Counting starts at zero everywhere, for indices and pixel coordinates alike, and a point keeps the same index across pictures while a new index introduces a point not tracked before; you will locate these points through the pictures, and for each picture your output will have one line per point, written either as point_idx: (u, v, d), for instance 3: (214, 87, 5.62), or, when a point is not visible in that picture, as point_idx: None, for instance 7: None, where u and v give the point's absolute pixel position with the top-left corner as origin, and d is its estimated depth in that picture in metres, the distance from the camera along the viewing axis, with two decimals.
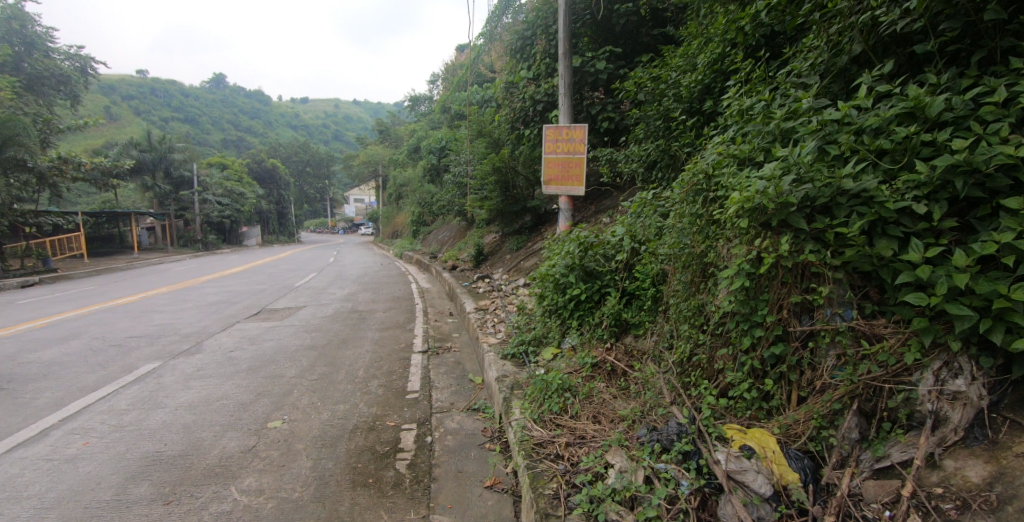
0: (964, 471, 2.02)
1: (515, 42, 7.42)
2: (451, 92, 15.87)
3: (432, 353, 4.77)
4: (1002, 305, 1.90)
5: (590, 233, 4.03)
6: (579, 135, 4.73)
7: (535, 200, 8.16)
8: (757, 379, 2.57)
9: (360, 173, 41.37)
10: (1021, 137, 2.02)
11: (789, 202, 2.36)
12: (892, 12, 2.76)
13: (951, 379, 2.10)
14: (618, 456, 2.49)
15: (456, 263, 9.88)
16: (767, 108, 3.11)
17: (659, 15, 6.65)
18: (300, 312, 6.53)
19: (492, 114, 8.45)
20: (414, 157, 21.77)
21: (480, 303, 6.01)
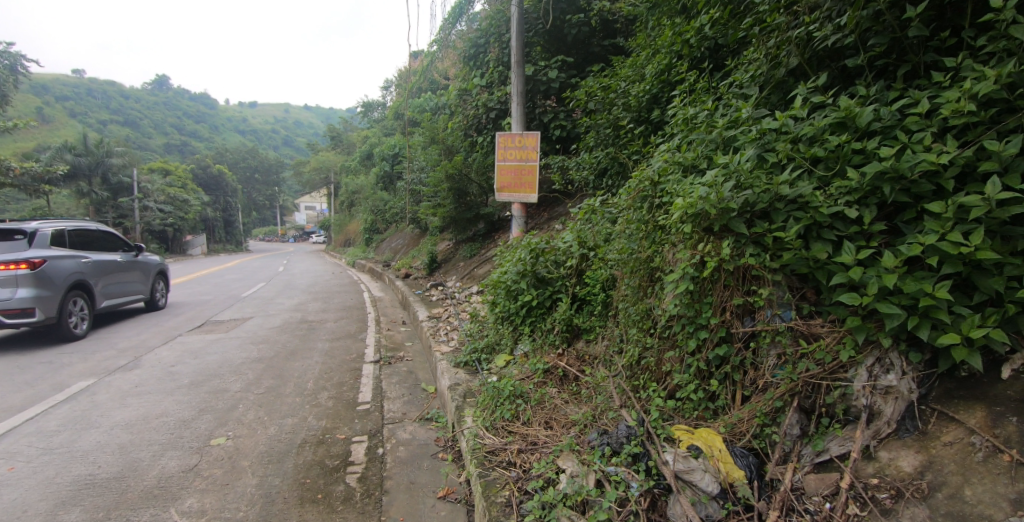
0: (898, 461, 2.13)
1: (468, 50, 7.47)
2: (402, 98, 15.72)
3: (384, 363, 4.66)
4: (928, 303, 2.02)
5: (541, 239, 4.03)
6: (531, 142, 4.76)
7: (489, 207, 8.16)
8: (703, 380, 2.62)
9: (315, 179, 40.37)
10: (942, 146, 2.16)
11: (729, 207, 2.44)
12: (824, 27, 2.91)
13: (884, 374, 2.21)
14: (569, 460, 2.48)
15: (411, 271, 9.75)
16: (710, 118, 3.21)
17: (608, 27, 6.82)
18: (247, 323, 6.27)
19: (446, 121, 8.41)
20: (367, 164, 21.43)
21: (433, 311, 5.93)
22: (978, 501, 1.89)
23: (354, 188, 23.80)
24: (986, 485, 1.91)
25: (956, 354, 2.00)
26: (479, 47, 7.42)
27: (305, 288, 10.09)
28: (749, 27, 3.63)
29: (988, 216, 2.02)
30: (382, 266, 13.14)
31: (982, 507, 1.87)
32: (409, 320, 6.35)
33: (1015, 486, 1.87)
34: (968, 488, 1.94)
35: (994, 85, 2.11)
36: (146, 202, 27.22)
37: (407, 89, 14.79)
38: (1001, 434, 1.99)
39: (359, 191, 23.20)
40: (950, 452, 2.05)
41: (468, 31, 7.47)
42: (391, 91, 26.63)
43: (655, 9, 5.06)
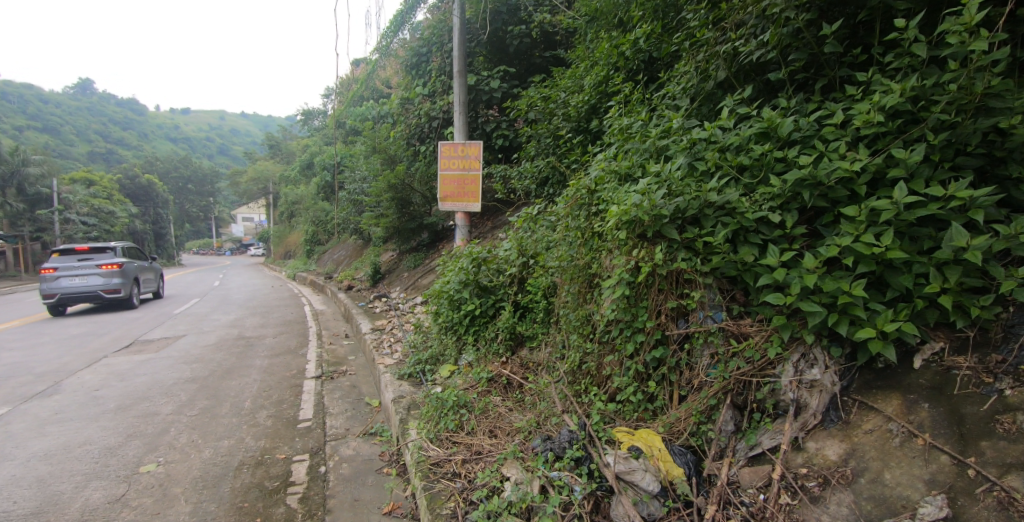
0: (824, 450, 2.26)
1: (410, 58, 7.48)
2: (342, 105, 15.36)
3: (326, 378, 4.52)
4: (846, 301, 2.17)
5: (483, 248, 4.03)
6: (474, 152, 4.78)
7: (433, 217, 8.11)
8: (642, 382, 2.69)
9: (255, 190, 38.79)
10: (854, 154, 2.33)
11: (662, 214, 2.54)
12: (748, 43, 3.08)
13: (808, 369, 2.35)
14: (513, 468, 2.49)
15: (354, 283, 9.49)
16: (644, 128, 3.33)
17: (549, 38, 6.95)
18: (180, 341, 5.94)
19: (389, 130, 8.33)
20: (307, 174, 20.87)
21: (377, 323, 5.82)
22: (897, 483, 2.05)
23: (293, 198, 22.98)
24: (903, 468, 2.07)
25: (873, 347, 2.15)
26: (421, 56, 7.43)
27: (241, 303, 9.63)
28: (679, 42, 3.81)
29: (897, 218, 2.19)
30: (324, 278, 12.74)
31: (901, 489, 2.02)
32: (352, 333, 6.19)
33: (928, 468, 2.04)
34: (887, 472, 2.09)
35: (899, 99, 2.31)
36: (67, 213, 25.20)
37: (348, 96, 14.49)
38: (914, 420, 2.16)
39: (298, 201, 22.42)
40: (871, 440, 2.20)
41: (409, 40, 7.45)
42: (332, 99, 26.04)
43: (593, 23, 5.21)
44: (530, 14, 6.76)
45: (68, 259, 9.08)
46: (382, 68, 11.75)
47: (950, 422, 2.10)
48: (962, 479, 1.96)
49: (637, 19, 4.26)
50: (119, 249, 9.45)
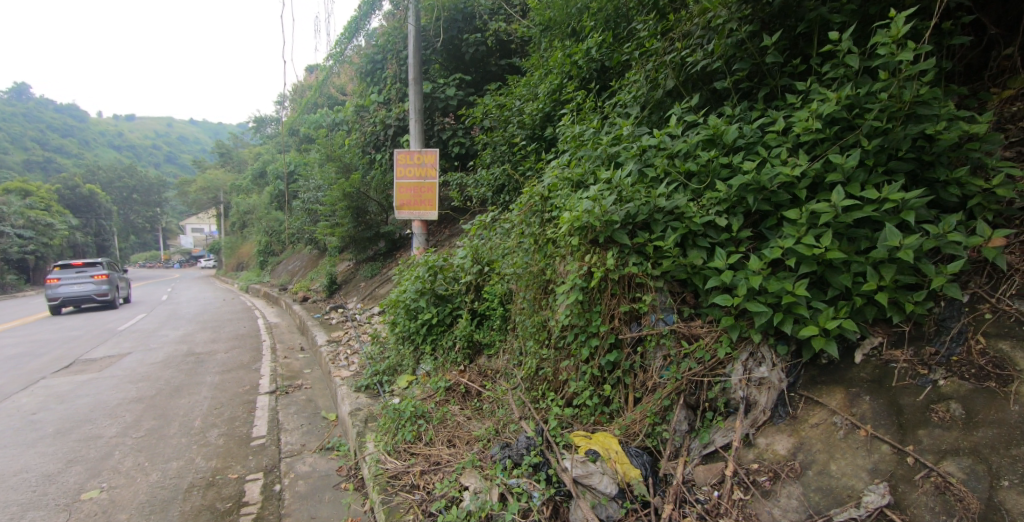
0: (774, 445, 2.34)
1: (365, 65, 7.41)
2: (297, 112, 15.01)
3: (281, 393, 4.39)
4: (790, 301, 2.25)
5: (439, 257, 3.99)
6: (430, 159, 4.76)
7: (389, 225, 8.02)
8: (598, 385, 2.73)
9: (208, 200, 37.51)
10: (795, 160, 2.42)
11: (612, 220, 2.58)
12: (695, 53, 3.18)
13: (757, 367, 2.42)
14: (472, 477, 2.48)
15: (310, 294, 9.24)
16: (595, 135, 3.39)
17: (505, 47, 7.00)
18: (125, 359, 5.66)
19: (344, 138, 8.18)
20: (261, 183, 20.30)
21: (333, 335, 5.69)
22: (842, 473, 2.13)
23: (245, 208, 22.17)
24: (848, 459, 2.16)
25: (816, 344, 2.24)
26: (376, 64, 7.36)
27: (191, 317, 9.22)
28: (630, 52, 3.90)
29: (836, 220, 2.29)
30: (279, 289, 12.35)
31: (846, 479, 2.11)
32: (308, 346, 6.03)
33: (871, 457, 2.13)
34: (833, 463, 2.17)
35: (835, 107, 2.42)
36: (2, 226, 23.71)
37: (302, 104, 14.25)
38: (857, 412, 2.26)
39: (251, 211, 21.67)
40: (817, 433, 2.29)
41: (364, 47, 7.36)
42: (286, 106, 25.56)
43: (547, 33, 5.29)
44: (485, 22, 6.79)
45: (70, 272, 11.51)
46: (336, 75, 11.54)
47: (889, 413, 2.21)
48: (902, 466, 2.06)
49: (589, 29, 4.34)
50: (108, 261, 11.83)
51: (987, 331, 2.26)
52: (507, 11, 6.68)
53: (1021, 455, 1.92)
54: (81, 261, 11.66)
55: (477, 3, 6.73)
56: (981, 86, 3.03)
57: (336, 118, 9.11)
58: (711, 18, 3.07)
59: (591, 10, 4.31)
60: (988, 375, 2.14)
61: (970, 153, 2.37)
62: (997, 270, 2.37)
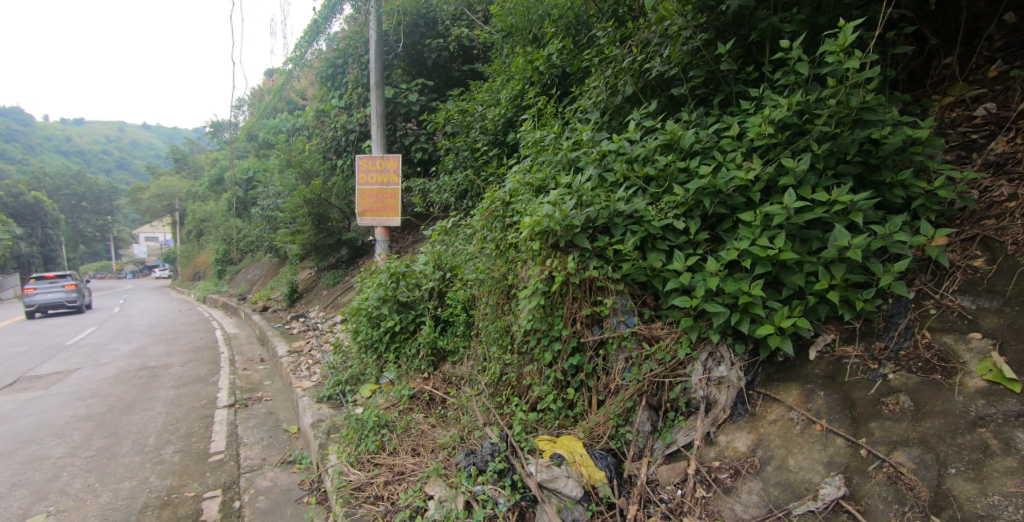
0: (734, 442, 2.38)
1: (326, 70, 7.30)
2: (258, 117, 14.64)
3: (240, 407, 4.26)
4: (746, 301, 2.29)
5: (401, 263, 3.93)
6: (392, 165, 4.71)
7: (352, 232, 7.88)
8: (562, 389, 2.74)
9: (166, 208, 36.24)
10: (749, 164, 2.48)
11: (573, 224, 2.60)
12: (653, 60, 3.22)
13: (716, 367, 2.46)
14: (437, 486, 2.46)
15: (270, 304, 8.90)
16: (556, 141, 3.41)
17: (467, 52, 7.02)
18: (73, 376, 5.40)
19: (305, 143, 8.01)
20: (218, 190, 19.69)
21: (294, 345, 5.55)
22: (800, 468, 2.19)
23: (201, 216, 21.44)
24: (805, 453, 2.22)
25: (772, 342, 2.29)
26: (337, 68, 7.25)
27: (145, 330, 8.84)
28: (590, 59, 3.93)
29: (788, 221, 2.35)
30: (237, 298, 11.88)
31: (803, 473, 2.16)
32: (268, 357, 5.86)
33: (827, 451, 2.19)
34: (791, 458, 2.22)
35: (787, 112, 2.48)
36: None
37: (262, 108, 13.96)
38: (813, 407, 2.33)
39: (207, 218, 20.89)
40: (776, 429, 2.34)
41: (324, 50, 7.27)
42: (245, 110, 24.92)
43: (509, 39, 5.31)
44: (448, 28, 6.79)
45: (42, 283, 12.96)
46: (297, 79, 11.30)
47: (843, 407, 2.27)
48: (856, 458, 2.12)
49: (550, 35, 4.43)
50: (77, 274, 13.50)
51: (932, 325, 2.35)
52: (469, 17, 6.70)
53: (966, 443, 2.00)
54: (54, 275, 13.33)
55: (439, 8, 6.73)
56: (923, 93, 3.19)
57: (297, 123, 8.91)
58: (668, 26, 3.12)
59: (552, 18, 4.44)
60: (934, 368, 2.23)
61: (914, 156, 2.47)
62: (940, 268, 2.49)
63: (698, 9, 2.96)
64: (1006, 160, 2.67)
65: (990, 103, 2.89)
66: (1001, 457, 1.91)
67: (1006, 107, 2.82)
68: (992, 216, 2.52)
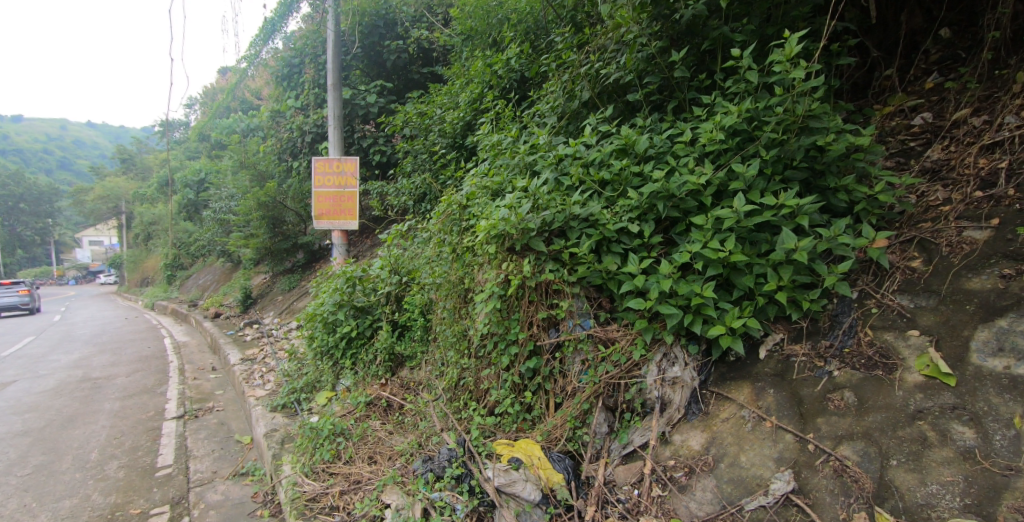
0: (689, 441, 2.43)
1: (281, 69, 7.13)
2: (212, 115, 14.11)
3: (190, 418, 4.11)
4: (698, 303, 2.34)
5: (358, 267, 3.87)
6: (350, 168, 4.64)
7: (307, 235, 7.70)
8: (519, 393, 2.74)
9: (117, 210, 34.60)
10: (701, 168, 2.53)
11: (528, 228, 2.60)
12: (609, 66, 3.26)
13: (670, 368, 2.50)
14: (393, 494, 2.43)
15: (221, 310, 8.54)
16: (513, 144, 3.42)
17: (427, 55, 7.00)
18: (7, 389, 5.09)
19: (259, 144, 7.77)
20: (169, 191, 18.92)
21: (247, 353, 5.38)
22: (751, 464, 2.24)
23: (150, 219, 20.48)
24: (755, 450, 2.28)
25: (723, 342, 2.35)
26: (293, 67, 7.08)
27: (89, 339, 8.39)
28: (547, 64, 3.96)
29: (738, 224, 2.42)
30: (187, 304, 11.34)
31: (755, 469, 2.22)
32: (220, 366, 5.66)
33: (777, 447, 2.25)
34: (743, 455, 2.28)
35: (737, 119, 2.54)
36: None
37: (215, 107, 13.49)
38: (763, 405, 2.39)
39: (156, 221, 19.98)
40: (728, 427, 2.40)
41: (281, 49, 7.10)
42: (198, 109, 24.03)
43: (468, 42, 5.30)
44: (407, 29, 6.74)
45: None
46: (251, 77, 10.95)
47: (791, 404, 2.35)
48: (804, 453, 2.19)
49: (509, 40, 4.45)
50: (32, 280, 13.80)
51: (874, 323, 2.45)
52: (429, 19, 6.68)
53: (906, 436, 2.08)
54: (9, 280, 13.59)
55: (399, 10, 6.69)
56: (866, 103, 3.35)
57: (252, 123, 8.64)
58: (624, 32, 3.18)
59: (511, 23, 4.51)
60: (875, 364, 2.32)
61: (856, 162, 2.57)
62: (881, 269, 2.61)
63: (653, 17, 3.02)
64: (940, 167, 2.81)
65: (926, 113, 3.08)
66: (938, 447, 2.00)
67: (941, 117, 3.00)
68: (928, 219, 2.65)
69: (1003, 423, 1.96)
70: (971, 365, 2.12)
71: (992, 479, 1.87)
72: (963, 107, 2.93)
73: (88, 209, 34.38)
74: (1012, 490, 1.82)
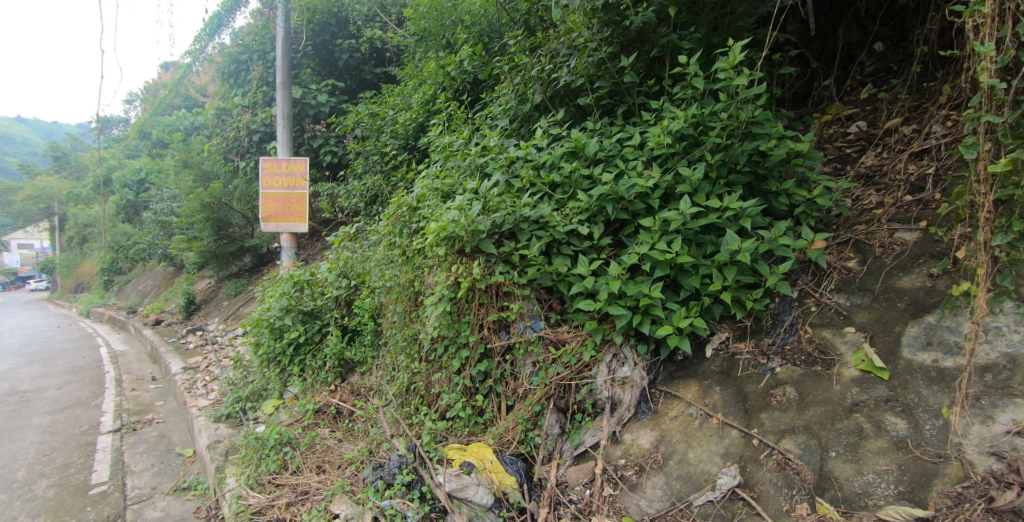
0: (639, 440, 2.47)
1: (227, 65, 6.93)
2: (154, 112, 13.44)
3: (127, 431, 3.90)
4: (647, 303, 2.37)
5: (305, 271, 3.78)
6: (299, 168, 4.52)
7: (255, 238, 7.44)
8: (471, 396, 2.73)
9: (51, 211, 32.51)
10: (649, 172, 2.58)
11: (478, 230, 2.60)
12: (560, 70, 3.29)
13: (620, 368, 2.54)
14: (342, 503, 2.38)
15: (163, 316, 8.13)
16: (464, 146, 3.41)
17: (380, 55, 6.97)
18: None
19: (203, 143, 7.45)
20: (104, 192, 17.82)
21: (189, 362, 5.15)
22: (699, 460, 2.30)
23: (83, 221, 19.26)
24: (703, 446, 2.33)
25: (670, 341, 2.39)
26: (240, 64, 6.88)
27: (16, 350, 7.84)
28: (500, 66, 3.98)
29: (685, 226, 2.47)
30: (126, 311, 10.73)
31: (702, 465, 2.27)
32: (161, 376, 5.39)
33: (723, 443, 2.31)
34: (691, 452, 2.33)
35: (683, 124, 2.59)
36: None
37: (157, 104, 12.86)
38: (709, 402, 2.46)
39: (91, 223, 18.82)
40: (676, 424, 2.45)
41: (228, 45, 6.89)
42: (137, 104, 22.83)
43: (421, 43, 5.27)
44: (360, 29, 6.67)
45: None
46: (196, 73, 10.51)
47: (736, 400, 2.42)
48: (749, 448, 2.26)
49: (462, 41, 4.46)
50: None
51: (813, 321, 2.55)
52: (383, 19, 6.67)
53: (844, 429, 2.16)
54: None
55: (352, 8, 6.61)
56: (806, 111, 3.55)
57: (196, 121, 8.27)
58: (575, 37, 3.21)
59: (464, 25, 4.53)
60: (815, 360, 2.41)
61: (796, 167, 2.68)
62: (819, 269, 2.72)
63: (604, 23, 3.07)
64: (874, 172, 2.96)
65: (861, 121, 3.24)
66: (874, 438, 2.09)
67: (875, 125, 3.16)
68: (862, 222, 2.79)
69: (932, 413, 2.06)
70: (902, 359, 2.23)
71: (923, 467, 1.97)
72: (895, 116, 3.09)
73: (19, 210, 32.13)
74: (941, 477, 1.93)
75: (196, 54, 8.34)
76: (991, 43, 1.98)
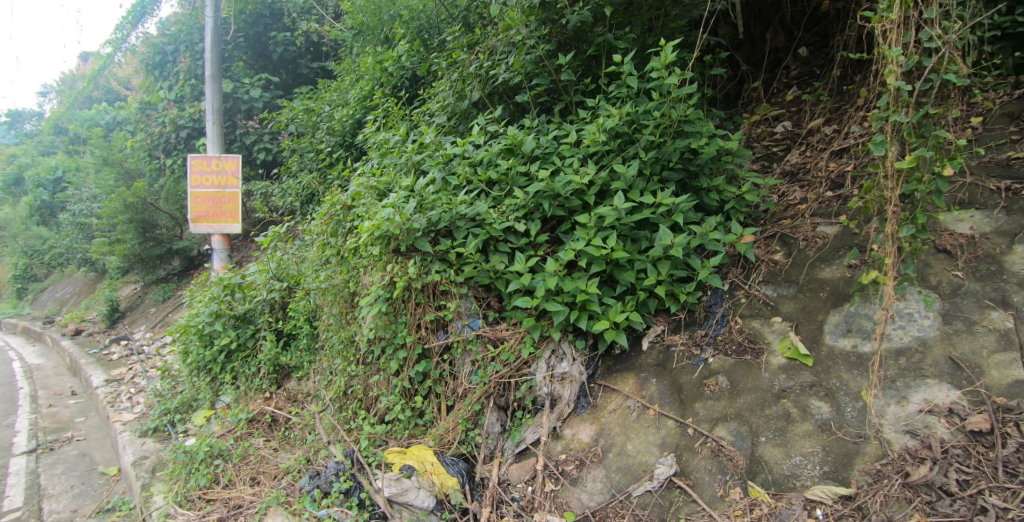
0: (579, 434, 2.51)
1: (152, 57, 6.58)
2: (71, 105, 12.44)
3: (42, 452, 3.62)
4: (583, 299, 2.41)
5: (236, 274, 3.62)
6: (231, 167, 4.33)
7: (185, 241, 7.05)
8: (410, 398, 2.70)
9: None
10: (585, 169, 2.61)
11: (413, 228, 2.57)
12: (498, 67, 3.29)
13: (558, 364, 2.56)
14: (277, 515, 2.30)
15: (84, 325, 7.56)
16: (399, 143, 3.35)
17: (317, 49, 6.79)
18: None
19: (127, 138, 6.98)
20: (15, 191, 16.35)
21: (113, 374, 4.84)
22: (637, 451, 2.35)
23: None
24: (641, 437, 2.39)
25: (607, 336, 2.43)
26: (166, 55, 6.55)
27: None
28: (438, 63, 3.94)
29: (620, 222, 2.52)
30: (42, 322, 9.89)
31: (641, 456, 2.33)
32: (82, 390, 5.03)
33: (660, 433, 2.38)
34: (630, 443, 2.39)
35: (617, 122, 2.64)
36: None
37: (74, 96, 11.93)
38: (647, 394, 2.52)
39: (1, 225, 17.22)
40: (615, 417, 2.50)
41: (152, 35, 6.52)
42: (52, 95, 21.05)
43: (359, 37, 5.14)
44: (295, 21, 6.47)
45: None
46: (119, 64, 9.83)
47: (671, 391, 2.49)
48: (685, 437, 2.33)
49: (400, 36, 4.39)
50: None
51: (743, 313, 2.66)
52: (319, 12, 6.50)
53: (772, 414, 2.26)
54: None
55: None
56: (736, 112, 3.71)
57: (118, 115, 7.74)
58: (513, 34, 3.20)
59: (402, 20, 4.46)
60: (745, 350, 2.51)
61: (725, 165, 2.78)
62: (748, 262, 2.84)
63: (542, 20, 3.08)
64: (798, 170, 3.12)
65: (787, 122, 3.41)
66: (799, 422, 2.20)
67: (799, 125, 3.33)
68: (788, 217, 2.93)
69: (852, 396, 2.17)
70: (825, 346, 2.35)
71: (845, 447, 2.07)
72: (817, 117, 3.26)
73: None
74: (861, 456, 2.03)
75: (118, 44, 7.83)
76: (898, 48, 2.10)
